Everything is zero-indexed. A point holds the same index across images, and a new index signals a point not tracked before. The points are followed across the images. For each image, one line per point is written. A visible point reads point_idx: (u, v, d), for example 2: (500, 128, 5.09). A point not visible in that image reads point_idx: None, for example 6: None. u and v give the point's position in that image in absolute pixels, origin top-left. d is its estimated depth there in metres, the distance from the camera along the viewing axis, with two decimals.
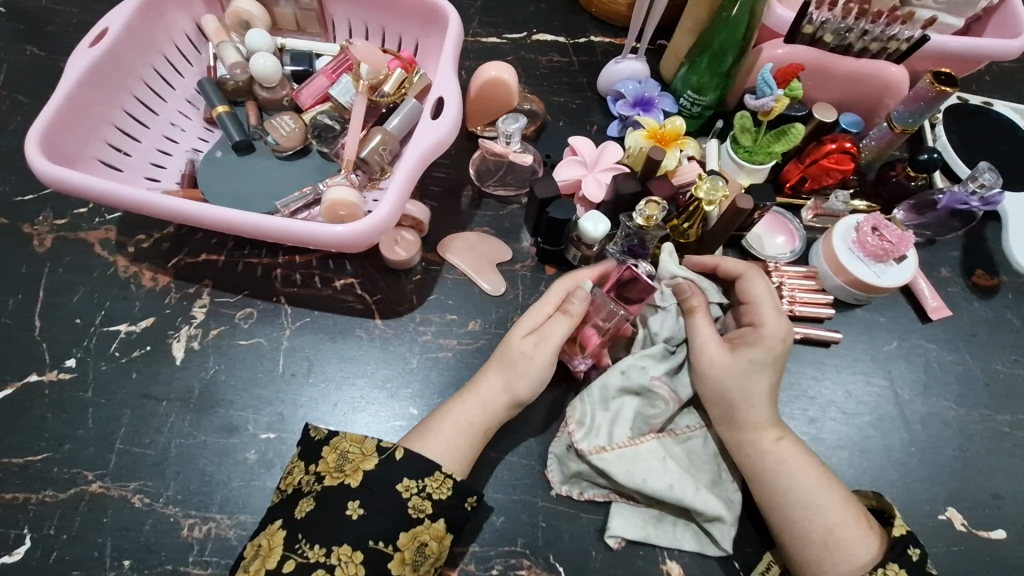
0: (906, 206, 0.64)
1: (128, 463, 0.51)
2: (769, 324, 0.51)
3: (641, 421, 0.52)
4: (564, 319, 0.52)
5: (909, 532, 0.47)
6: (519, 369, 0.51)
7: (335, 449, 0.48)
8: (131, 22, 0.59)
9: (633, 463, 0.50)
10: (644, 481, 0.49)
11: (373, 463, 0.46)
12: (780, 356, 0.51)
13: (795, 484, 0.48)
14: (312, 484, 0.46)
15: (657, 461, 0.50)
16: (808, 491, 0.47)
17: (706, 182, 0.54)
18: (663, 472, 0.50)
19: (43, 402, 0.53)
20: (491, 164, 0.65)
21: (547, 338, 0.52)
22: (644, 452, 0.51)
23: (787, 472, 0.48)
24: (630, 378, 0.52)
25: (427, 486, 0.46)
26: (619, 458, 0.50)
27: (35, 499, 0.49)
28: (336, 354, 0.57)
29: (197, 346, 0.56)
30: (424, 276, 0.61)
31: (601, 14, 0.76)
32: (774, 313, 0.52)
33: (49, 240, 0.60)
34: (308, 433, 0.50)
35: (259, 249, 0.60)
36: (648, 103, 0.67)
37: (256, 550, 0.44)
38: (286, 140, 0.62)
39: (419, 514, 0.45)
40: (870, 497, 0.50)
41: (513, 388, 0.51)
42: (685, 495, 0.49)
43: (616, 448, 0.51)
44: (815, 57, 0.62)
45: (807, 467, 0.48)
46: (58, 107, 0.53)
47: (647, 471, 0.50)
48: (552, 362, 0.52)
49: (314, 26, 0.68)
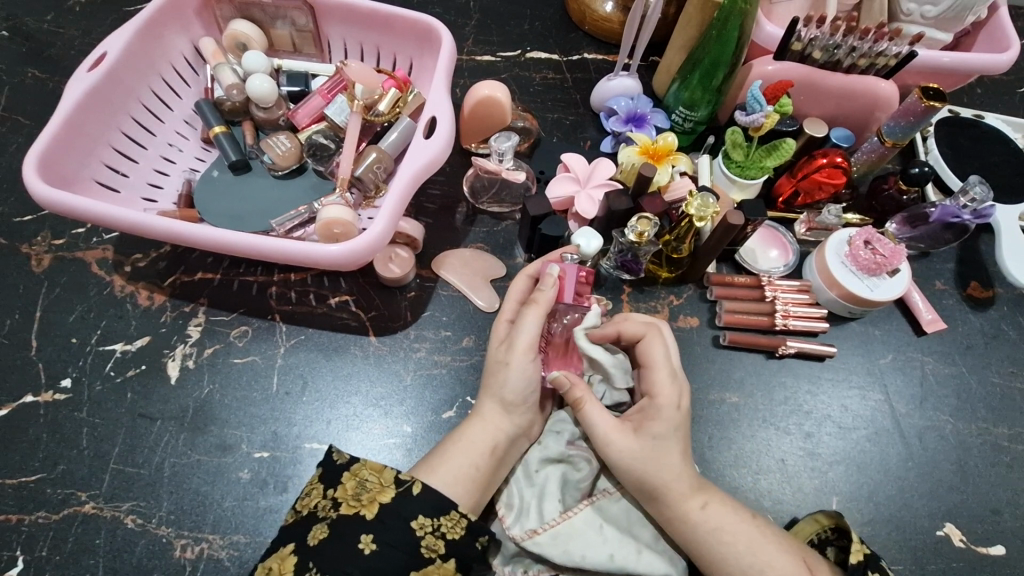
0: (899, 218, 0.64)
1: (122, 483, 0.51)
2: (663, 393, 0.49)
3: (569, 488, 0.51)
4: (533, 310, 0.51)
5: (869, 555, 0.46)
6: (508, 378, 0.51)
7: (355, 476, 0.47)
8: (129, 46, 0.60)
9: (569, 540, 0.48)
10: (583, 556, 0.48)
11: (390, 495, 0.45)
12: (682, 422, 0.50)
13: (732, 547, 0.46)
14: (329, 509, 0.45)
15: (594, 530, 0.49)
16: (745, 560, 0.46)
17: (696, 199, 0.55)
18: (602, 542, 0.48)
19: (39, 421, 0.53)
20: (484, 181, 0.65)
21: (520, 338, 0.51)
22: (579, 523, 0.49)
23: (721, 539, 0.46)
24: (548, 448, 0.53)
25: (442, 524, 0.45)
26: (552, 539, 0.48)
27: (28, 520, 0.49)
28: (331, 372, 0.57)
29: (192, 364, 0.56)
30: (419, 292, 0.61)
31: (595, 31, 0.77)
32: (668, 378, 0.50)
33: (47, 260, 0.60)
34: (330, 457, 0.49)
35: (254, 266, 0.61)
36: (640, 119, 0.67)
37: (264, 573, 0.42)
38: (282, 159, 0.63)
39: (432, 554, 0.44)
40: (834, 517, 0.50)
41: (511, 401, 0.51)
42: (627, 562, 0.48)
43: (548, 528, 0.49)
44: (803, 73, 0.62)
45: (738, 529, 0.47)
46: (57, 131, 0.53)
47: (585, 545, 0.48)
48: (532, 361, 0.51)
49: (310, 47, 0.69)
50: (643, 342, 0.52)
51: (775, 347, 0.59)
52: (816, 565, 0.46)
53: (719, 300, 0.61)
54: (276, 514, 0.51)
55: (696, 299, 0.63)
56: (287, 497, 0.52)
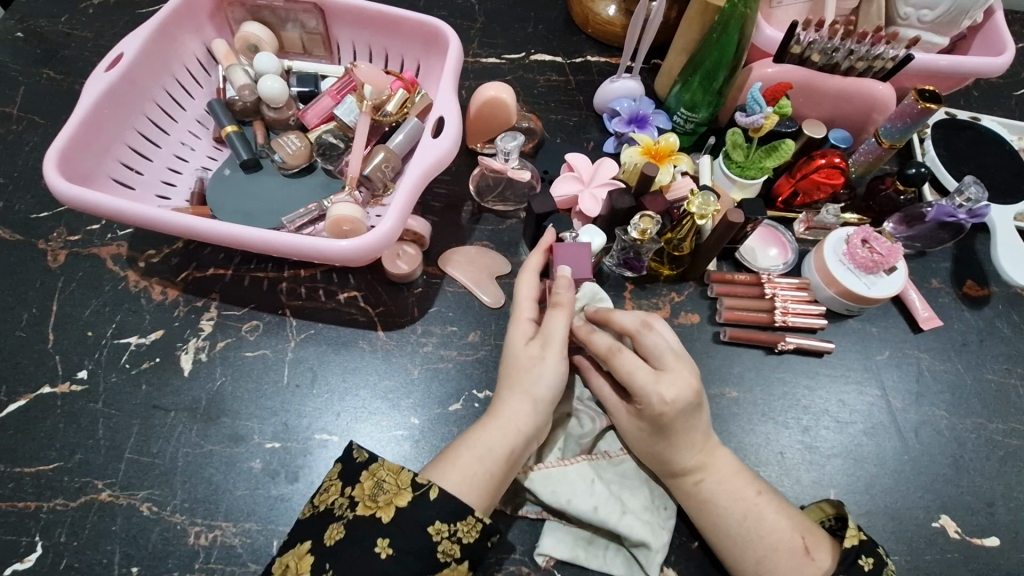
0: (896, 218, 0.66)
1: (137, 472, 0.52)
2: (646, 394, 0.48)
3: (571, 441, 0.55)
4: (561, 312, 0.53)
5: (864, 540, 0.48)
6: (539, 374, 0.52)
7: (372, 476, 0.47)
8: (145, 48, 0.61)
9: (559, 483, 0.51)
10: (568, 501, 0.50)
11: (407, 499, 0.46)
12: (671, 421, 0.48)
13: (723, 518, 0.48)
14: (345, 509, 0.46)
15: (585, 483, 0.51)
16: (735, 529, 0.48)
17: (697, 199, 0.56)
18: (589, 494, 0.50)
19: (56, 412, 0.54)
20: (490, 180, 0.67)
21: (551, 338, 0.53)
22: (572, 473, 0.51)
23: (715, 510, 0.49)
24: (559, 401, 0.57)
25: (458, 530, 0.46)
26: (544, 478, 0.51)
27: (47, 507, 0.50)
28: (340, 366, 0.58)
29: (205, 358, 0.58)
30: (425, 289, 0.63)
31: (597, 35, 0.78)
32: (654, 380, 0.48)
33: (63, 256, 0.62)
34: (351, 455, 0.49)
35: (265, 263, 0.62)
36: (642, 120, 0.69)
37: (283, 568, 0.44)
38: (292, 159, 0.65)
39: (447, 558, 0.45)
40: (838, 506, 0.51)
41: (541, 400, 0.52)
42: (608, 518, 0.49)
43: (542, 467, 0.52)
44: (800, 76, 0.64)
45: (734, 503, 0.49)
46: (75, 130, 0.55)
47: (573, 492, 0.50)
48: (562, 360, 0.53)
49: (320, 49, 0.71)
50: (638, 340, 0.51)
51: (774, 343, 0.61)
52: (814, 542, 0.47)
53: (719, 297, 0.62)
54: (287, 503, 0.52)
55: (697, 296, 0.64)
56: (298, 486, 0.53)
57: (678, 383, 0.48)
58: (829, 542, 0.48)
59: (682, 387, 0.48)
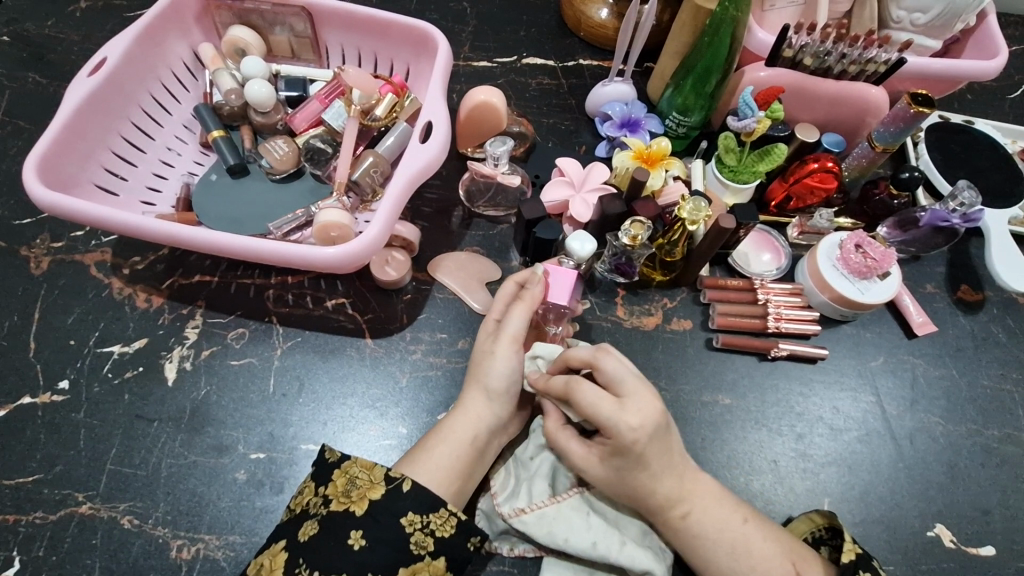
0: (891, 222, 0.65)
1: (118, 483, 0.51)
2: (613, 425, 0.45)
3: (560, 475, 0.52)
4: (521, 306, 0.53)
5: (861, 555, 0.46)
6: (491, 367, 0.52)
7: (346, 473, 0.47)
8: (129, 52, 0.60)
9: (554, 522, 0.49)
10: (566, 540, 0.48)
11: (381, 492, 0.46)
12: (644, 447, 0.45)
13: (716, 554, 0.47)
14: (320, 506, 0.45)
15: (580, 518, 0.49)
16: (731, 564, 0.47)
17: (689, 203, 0.55)
18: (586, 529, 0.49)
19: (36, 423, 0.53)
20: (480, 185, 0.65)
21: (506, 329, 0.53)
22: (566, 509, 0.50)
23: (706, 543, 0.48)
24: (542, 435, 0.54)
25: (432, 522, 0.46)
26: (538, 519, 0.49)
27: (26, 521, 0.49)
28: (327, 373, 0.58)
29: (189, 366, 0.57)
30: (415, 295, 0.62)
31: (590, 38, 0.78)
32: (617, 409, 0.45)
33: (46, 262, 0.61)
34: (324, 455, 0.49)
35: (251, 269, 0.61)
36: (635, 124, 0.69)
37: (258, 570, 0.43)
38: (279, 164, 0.64)
39: (421, 550, 0.45)
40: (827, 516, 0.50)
41: (497, 392, 0.52)
42: (609, 552, 0.48)
43: (535, 508, 0.50)
44: (793, 80, 0.63)
45: (724, 531, 0.48)
46: (57, 136, 0.54)
47: (569, 529, 0.49)
48: (516, 353, 0.52)
49: (309, 53, 0.70)
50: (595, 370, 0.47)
51: (768, 349, 0.60)
52: (807, 565, 0.47)
53: (712, 304, 0.62)
54: (271, 515, 0.51)
55: (689, 302, 0.63)
56: (282, 497, 0.52)
57: (642, 404, 0.46)
58: (822, 562, 0.48)
59: (646, 406, 0.45)
